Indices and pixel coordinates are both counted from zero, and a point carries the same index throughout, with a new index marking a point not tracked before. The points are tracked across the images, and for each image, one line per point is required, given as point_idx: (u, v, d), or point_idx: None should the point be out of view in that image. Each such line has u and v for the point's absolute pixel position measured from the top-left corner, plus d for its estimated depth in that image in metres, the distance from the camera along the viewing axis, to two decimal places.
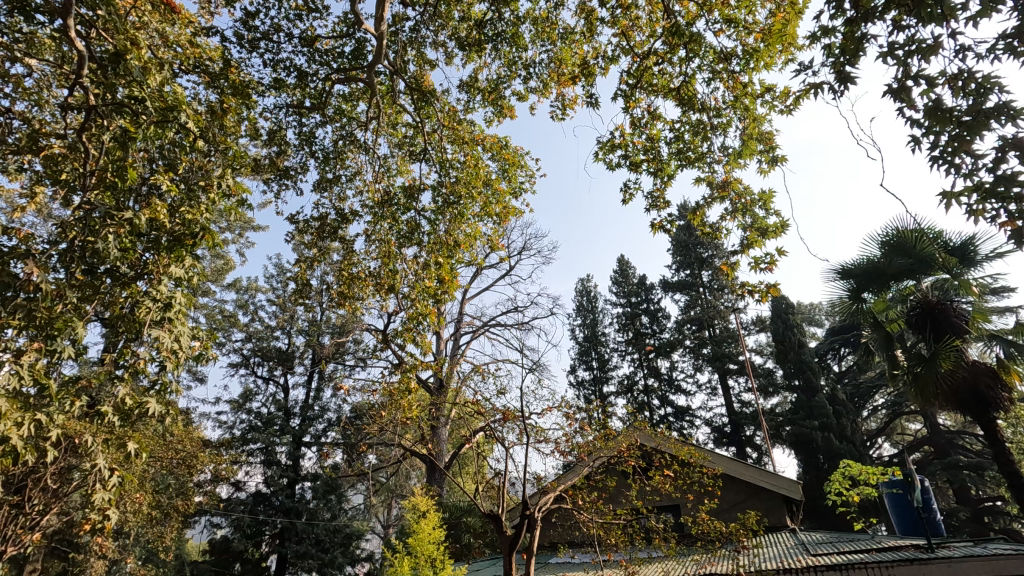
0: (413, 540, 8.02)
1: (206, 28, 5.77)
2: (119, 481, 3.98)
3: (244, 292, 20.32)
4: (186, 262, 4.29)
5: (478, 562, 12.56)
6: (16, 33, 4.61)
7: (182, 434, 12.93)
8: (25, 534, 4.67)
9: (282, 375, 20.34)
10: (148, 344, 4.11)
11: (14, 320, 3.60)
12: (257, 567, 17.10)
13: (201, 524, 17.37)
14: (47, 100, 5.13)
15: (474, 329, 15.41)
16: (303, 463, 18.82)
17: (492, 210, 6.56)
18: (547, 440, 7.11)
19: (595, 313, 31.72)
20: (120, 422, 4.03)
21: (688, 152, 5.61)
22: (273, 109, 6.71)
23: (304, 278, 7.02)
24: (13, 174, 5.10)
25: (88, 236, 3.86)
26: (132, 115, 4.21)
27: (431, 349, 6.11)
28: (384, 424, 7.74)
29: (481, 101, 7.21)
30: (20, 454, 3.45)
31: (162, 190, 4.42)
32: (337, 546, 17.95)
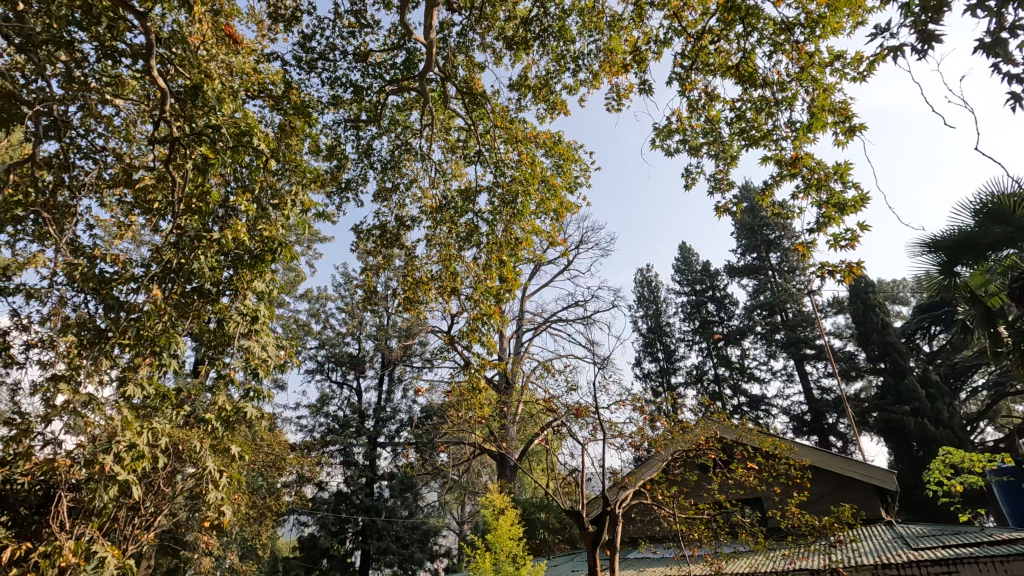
0: (492, 537, 8.04)
1: (268, 55, 6.09)
2: (227, 481, 4.32)
3: (315, 302, 21.29)
4: (267, 277, 4.56)
5: (557, 557, 12.65)
6: (105, 76, 5.03)
7: (270, 438, 13.72)
8: (143, 533, 5.13)
9: (355, 379, 21.19)
10: (240, 356, 4.38)
11: (125, 339, 3.94)
12: (342, 563, 17.91)
13: (290, 522, 18.37)
14: (134, 135, 5.56)
15: (536, 326, 15.43)
16: (379, 463, 19.55)
17: (550, 207, 6.56)
18: (620, 435, 7.02)
19: (658, 303, 30.97)
20: (221, 428, 4.33)
21: (752, 131, 5.38)
22: (332, 125, 6.99)
23: (371, 286, 7.29)
24: (109, 206, 5.56)
25: (182, 258, 4.21)
26: (210, 142, 4.52)
27: (496, 348, 6.19)
28: (455, 423, 7.89)
29: (531, 99, 7.20)
30: (143, 460, 3.79)
31: (239, 211, 4.71)
32: (415, 542, 18.70)
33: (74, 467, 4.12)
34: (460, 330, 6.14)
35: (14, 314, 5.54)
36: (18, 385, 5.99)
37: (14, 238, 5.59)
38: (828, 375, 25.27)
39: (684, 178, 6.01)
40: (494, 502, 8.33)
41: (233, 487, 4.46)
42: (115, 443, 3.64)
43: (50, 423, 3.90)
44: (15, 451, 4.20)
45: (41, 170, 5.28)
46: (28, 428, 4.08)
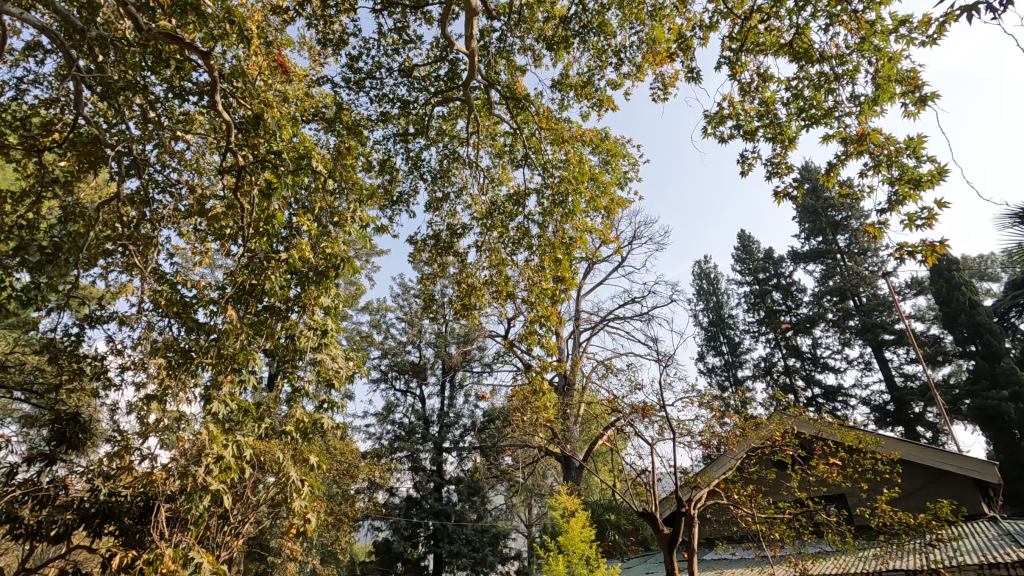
0: (563, 539, 7.99)
1: (319, 79, 6.36)
2: (308, 489, 4.52)
3: (376, 313, 21.94)
4: (331, 292, 4.75)
5: (632, 559, 12.45)
6: (175, 115, 5.40)
7: (342, 447, 14.26)
8: (234, 540, 5.44)
9: (418, 387, 21.66)
10: (312, 369, 4.58)
11: (208, 358, 4.21)
12: (417, 566, 18.34)
13: (364, 527, 18.99)
14: (204, 166, 5.93)
15: (594, 325, 15.27)
16: (446, 468, 19.91)
17: (600, 204, 6.50)
18: (689, 433, 6.84)
19: (719, 295, 29.97)
20: (299, 438, 4.54)
21: (811, 110, 5.12)
22: (382, 140, 7.22)
23: (428, 294, 7.44)
24: (185, 234, 5.96)
25: (254, 279, 4.48)
26: (272, 168, 4.78)
27: (555, 350, 6.19)
28: (519, 426, 7.92)
29: (575, 97, 7.16)
30: (231, 471, 4.03)
31: (302, 230, 4.93)
32: (486, 545, 18.86)
33: (170, 479, 4.42)
34: (517, 334, 6.17)
35: (110, 340, 6.02)
36: (117, 406, 6.51)
37: (106, 270, 6.09)
38: (911, 361, 23.63)
39: (740, 165, 5.81)
40: (563, 505, 8.28)
41: (313, 495, 4.67)
42: (205, 455, 3.89)
43: (146, 439, 4.20)
44: (118, 466, 4.56)
45: (125, 206, 5.73)
46: (128, 444, 4.42)
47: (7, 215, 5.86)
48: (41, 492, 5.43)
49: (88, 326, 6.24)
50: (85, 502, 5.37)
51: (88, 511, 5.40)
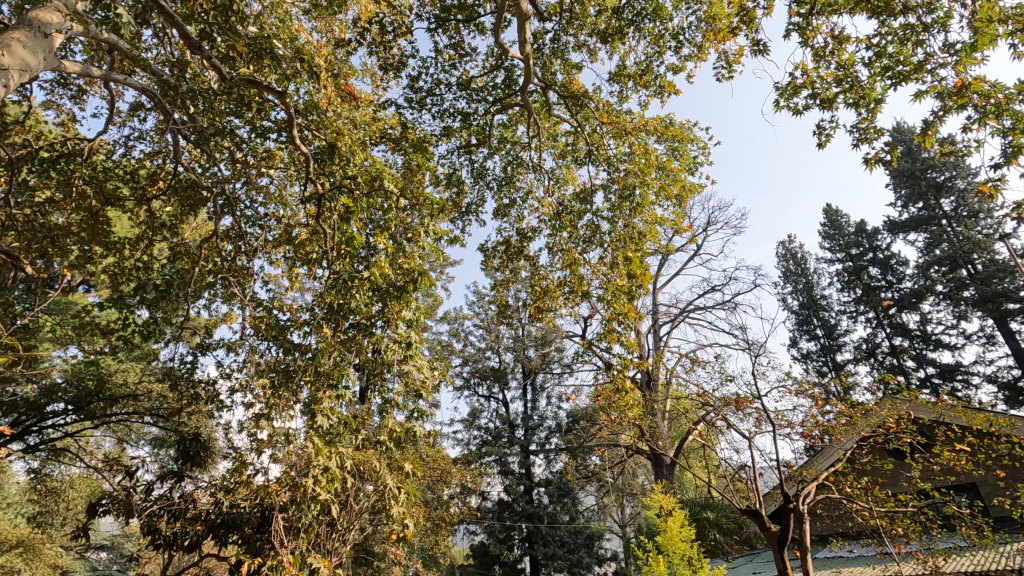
0: (662, 539, 7.66)
1: (384, 102, 6.64)
2: (407, 496, 4.70)
3: (454, 322, 22.47)
4: (412, 305, 4.93)
5: (736, 559, 11.91)
6: (258, 153, 5.83)
7: (434, 454, 14.75)
8: (342, 547, 5.76)
9: (501, 392, 21.94)
10: (400, 380, 4.76)
11: (307, 376, 4.50)
12: (514, 568, 18.56)
13: (460, 531, 19.47)
14: (287, 197, 6.35)
15: (673, 317, 14.80)
16: (535, 470, 20.02)
17: (670, 193, 6.32)
18: (789, 424, 6.46)
19: (808, 276, 28.13)
20: (394, 447, 4.74)
21: (899, 67, 4.72)
22: (447, 154, 7.41)
23: (503, 300, 7.54)
24: (276, 261, 6.39)
25: (342, 298, 4.74)
26: (349, 192, 5.05)
27: (636, 346, 6.07)
28: (606, 426, 7.82)
29: (634, 87, 7.01)
30: (336, 480, 4.27)
31: (381, 249, 5.16)
32: (581, 547, 18.74)
33: (282, 491, 4.74)
34: (596, 332, 6.11)
35: (220, 365, 6.58)
36: (230, 425, 7.09)
37: (210, 301, 6.67)
38: None
39: (821, 135, 5.45)
40: (659, 504, 8.03)
41: (412, 501, 4.86)
42: (313, 467, 4.15)
43: (259, 454, 4.54)
44: (237, 479, 4.96)
45: (223, 242, 6.24)
46: (244, 460, 4.80)
47: (126, 259, 6.56)
48: (174, 505, 6.02)
49: (200, 353, 6.85)
50: (212, 514, 5.89)
51: (214, 522, 5.91)
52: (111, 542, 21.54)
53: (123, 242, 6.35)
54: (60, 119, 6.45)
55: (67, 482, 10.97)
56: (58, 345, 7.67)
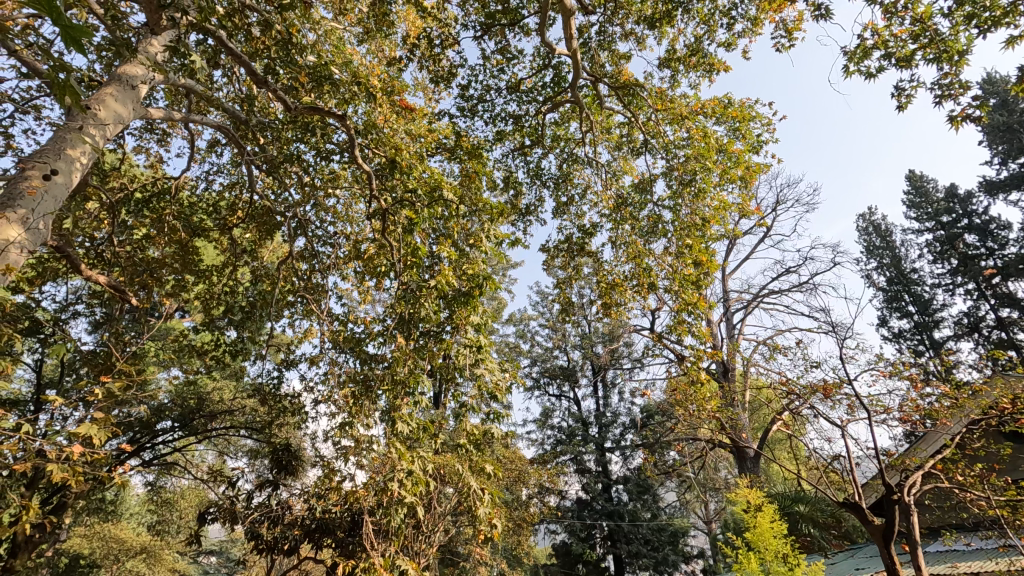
0: (752, 536, 7.23)
1: (437, 113, 6.79)
2: (488, 497, 4.77)
3: (520, 323, 22.59)
4: (479, 309, 5.01)
5: (837, 555, 11.23)
6: (324, 175, 6.11)
7: (510, 455, 14.91)
8: (429, 548, 5.92)
9: (571, 390, 21.85)
10: (473, 384, 4.83)
11: (386, 385, 4.68)
12: (598, 567, 18.40)
13: (541, 531, 19.54)
14: (354, 215, 6.63)
15: (747, 304, 14.18)
16: (612, 468, 19.78)
17: (734, 175, 6.06)
18: (885, 410, 6.03)
19: (895, 249, 26.15)
20: (473, 450, 4.84)
21: (985, 13, 4.30)
22: (502, 158, 7.49)
23: (568, 298, 7.51)
24: (348, 277, 6.69)
25: (412, 307, 4.90)
26: (411, 205, 5.21)
27: (709, 336, 5.87)
28: (683, 419, 7.59)
29: (687, 70, 6.80)
30: (420, 484, 4.41)
31: (444, 257, 5.28)
32: (666, 544, 18.36)
33: (370, 496, 4.94)
34: (666, 325, 5.97)
35: (304, 379, 6.96)
36: (317, 434, 7.47)
37: (291, 319, 7.06)
38: None
39: (898, 98, 5.07)
40: (746, 500, 7.59)
41: (494, 502, 4.92)
42: (398, 472, 4.30)
43: (346, 461, 4.74)
44: (327, 486, 5.21)
45: (299, 262, 6.60)
46: (332, 468, 5.04)
47: (215, 285, 7.08)
48: (273, 512, 6.41)
49: (285, 368, 7.26)
50: (307, 519, 6.23)
51: (310, 527, 6.25)
52: (220, 547, 23.42)
53: (210, 270, 6.85)
54: (149, 161, 7.04)
55: (179, 492, 11.99)
56: (162, 367, 8.38)
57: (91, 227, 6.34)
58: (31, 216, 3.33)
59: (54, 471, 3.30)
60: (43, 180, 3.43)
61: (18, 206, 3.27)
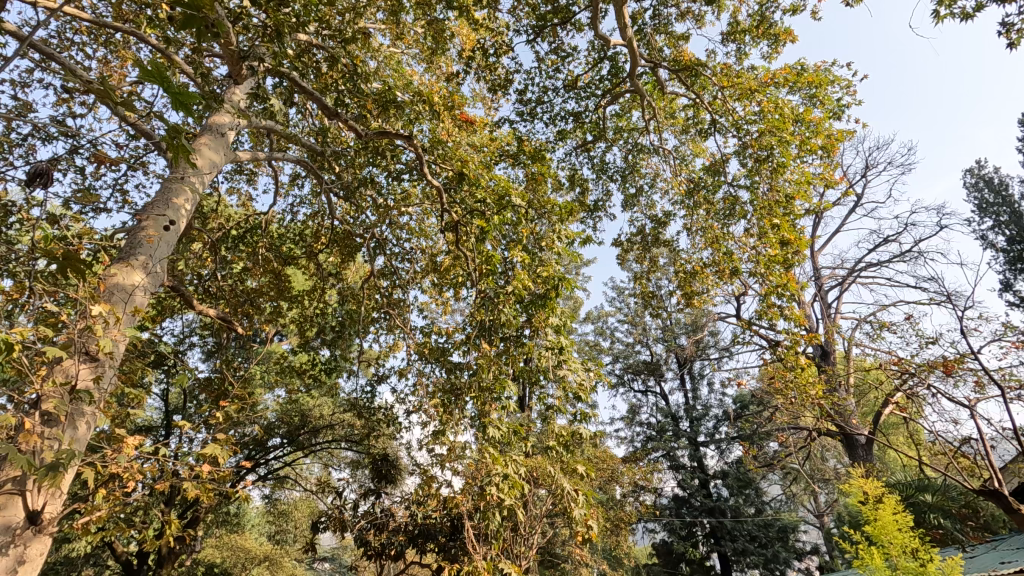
0: (872, 529, 6.56)
1: (497, 121, 6.89)
2: (583, 498, 4.74)
3: (598, 320, 22.32)
4: (557, 311, 5.01)
5: (976, 548, 10.14)
6: (396, 193, 6.36)
7: (601, 454, 14.71)
8: (529, 551, 5.97)
9: (657, 385, 21.29)
10: (557, 386, 4.83)
11: (473, 391, 4.79)
12: (703, 567, 17.74)
13: (640, 531, 19.10)
14: (427, 229, 6.85)
15: (841, 280, 13.21)
16: (708, 462, 19.05)
17: (815, 145, 5.68)
18: (1020, 385, 5.39)
19: (1012, 203, 23.39)
20: (563, 452, 4.83)
21: None
22: (566, 157, 7.47)
23: (646, 291, 7.33)
24: (427, 290, 6.91)
25: (492, 313, 4.99)
26: (482, 214, 5.32)
27: (804, 319, 5.53)
28: (783, 408, 7.17)
29: (752, 42, 6.47)
30: (516, 487, 4.45)
31: (518, 262, 5.34)
32: (775, 541, 17.45)
33: (467, 502, 5.05)
34: (754, 311, 5.69)
35: (395, 391, 7.24)
36: (411, 443, 7.76)
37: (378, 334, 7.38)
38: None
39: (1004, 36, 4.54)
40: (863, 491, 6.97)
41: (589, 503, 4.88)
42: (494, 477, 4.37)
43: (443, 468, 4.87)
44: (426, 493, 5.39)
45: (380, 279, 6.90)
46: (430, 475, 5.21)
47: (308, 308, 7.55)
48: (378, 520, 6.71)
49: (377, 382, 7.61)
50: (410, 525, 6.47)
51: (413, 533, 6.52)
52: (333, 554, 24.95)
53: (302, 295, 7.31)
54: (241, 200, 7.64)
55: (292, 504, 12.88)
56: (268, 388, 9.04)
57: (198, 265, 6.97)
58: (150, 261, 3.72)
59: (189, 489, 3.65)
60: (157, 231, 3.84)
61: (139, 254, 3.67)
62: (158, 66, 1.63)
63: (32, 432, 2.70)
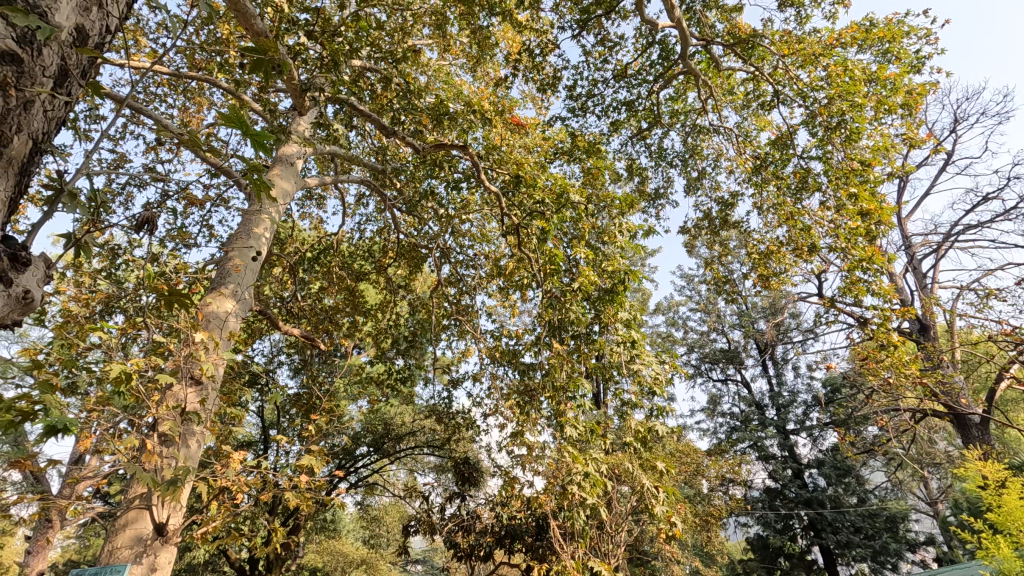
0: (995, 516, 5.97)
1: (548, 120, 6.89)
2: (668, 494, 4.61)
3: (669, 311, 21.71)
4: (626, 305, 4.93)
5: None
6: (456, 202, 6.50)
7: (684, 448, 14.31)
8: (616, 549, 5.89)
9: (738, 372, 20.42)
10: (632, 380, 4.74)
11: (547, 390, 4.79)
12: (804, 561, 16.78)
13: (732, 525, 18.22)
14: (488, 234, 6.95)
15: (936, 247, 12.14)
16: (800, 451, 18.06)
17: (894, 104, 5.27)
18: None
19: None
20: (644, 447, 4.73)
21: None
22: (622, 148, 7.34)
23: (718, 277, 7.07)
24: (494, 294, 7.00)
25: (562, 311, 5.01)
26: (541, 214, 5.33)
27: (895, 293, 5.14)
28: (881, 389, 6.67)
29: (812, 3, 6.10)
30: (598, 485, 4.41)
31: (581, 259, 5.31)
32: (882, 531, 16.46)
33: (551, 501, 5.06)
34: (837, 288, 5.37)
35: (470, 396, 7.39)
36: (491, 445, 7.88)
37: (450, 340, 7.55)
38: None
39: None
40: (982, 475, 6.35)
41: (675, 499, 4.74)
42: (574, 476, 4.36)
43: (523, 468, 4.90)
44: (509, 494, 5.44)
45: (447, 288, 7.06)
46: (511, 476, 5.27)
47: (382, 321, 7.85)
48: (465, 522, 6.87)
49: (453, 388, 7.79)
50: (497, 526, 6.57)
51: (500, 533, 6.63)
52: (424, 556, 25.80)
53: (376, 308, 7.61)
54: (313, 223, 8.07)
55: (383, 509, 13.41)
56: (352, 400, 9.47)
57: (279, 288, 7.42)
58: (239, 288, 4.01)
59: (290, 498, 3.89)
60: (243, 260, 4.14)
61: (229, 283, 3.98)
62: (238, 111, 1.65)
63: (153, 451, 2.99)
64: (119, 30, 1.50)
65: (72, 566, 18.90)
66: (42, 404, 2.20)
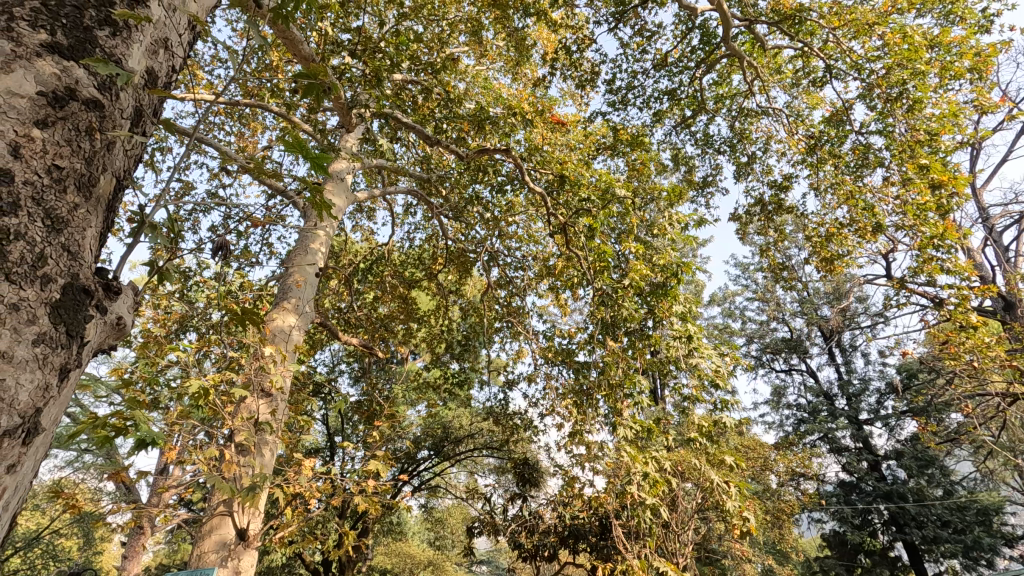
0: None
1: (589, 116, 6.82)
2: (736, 490, 4.46)
3: (725, 302, 21.03)
4: (679, 299, 4.82)
5: None
6: (501, 205, 6.54)
7: (749, 443, 13.85)
8: (684, 548, 5.74)
9: (802, 362, 19.55)
10: (691, 374, 4.62)
11: (604, 389, 4.75)
12: (887, 559, 15.88)
13: (805, 521, 17.32)
14: (535, 234, 6.95)
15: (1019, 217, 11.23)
16: (876, 441, 17.09)
17: (961, 68, 4.92)
18: None
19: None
20: (707, 443, 4.59)
21: None
22: (667, 138, 7.18)
23: (776, 263, 6.79)
24: (544, 293, 6.99)
25: (613, 308, 4.95)
26: (588, 211, 5.30)
27: (974, 269, 4.79)
28: (964, 373, 6.22)
29: None
30: (660, 483, 4.33)
31: (631, 254, 5.23)
32: (974, 526, 15.37)
33: (614, 501, 5.00)
34: (909, 268, 5.06)
35: (526, 396, 7.40)
36: (549, 445, 7.87)
37: (503, 342, 7.59)
38: None
39: None
40: None
41: (744, 494, 4.57)
42: (635, 475, 4.29)
43: (583, 467, 4.87)
44: (570, 493, 5.42)
45: (497, 290, 7.10)
46: (572, 476, 5.25)
47: (435, 327, 7.99)
48: (528, 522, 6.90)
49: (508, 389, 7.83)
50: (560, 526, 6.55)
51: (564, 533, 6.62)
52: (489, 557, 26.02)
53: (429, 314, 7.76)
54: (364, 235, 8.31)
55: (445, 511, 13.64)
56: (411, 405, 9.69)
57: (336, 299, 7.68)
58: (300, 302, 4.19)
59: (357, 502, 4.02)
60: (302, 275, 4.33)
61: (291, 298, 4.16)
62: (297, 136, 1.74)
63: (231, 461, 3.16)
64: (184, 70, 1.61)
65: (164, 570, 20.16)
66: (131, 420, 2.36)
